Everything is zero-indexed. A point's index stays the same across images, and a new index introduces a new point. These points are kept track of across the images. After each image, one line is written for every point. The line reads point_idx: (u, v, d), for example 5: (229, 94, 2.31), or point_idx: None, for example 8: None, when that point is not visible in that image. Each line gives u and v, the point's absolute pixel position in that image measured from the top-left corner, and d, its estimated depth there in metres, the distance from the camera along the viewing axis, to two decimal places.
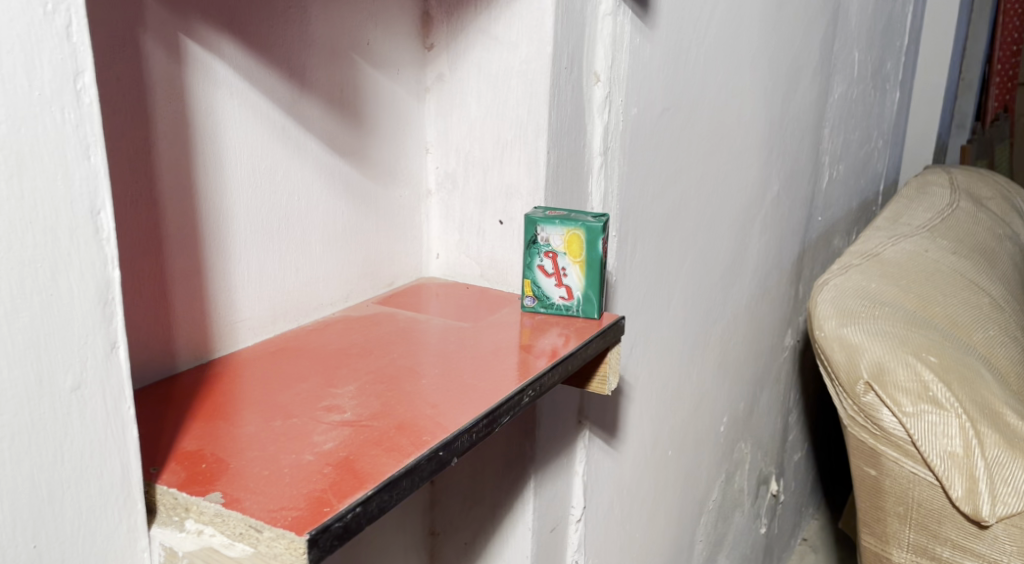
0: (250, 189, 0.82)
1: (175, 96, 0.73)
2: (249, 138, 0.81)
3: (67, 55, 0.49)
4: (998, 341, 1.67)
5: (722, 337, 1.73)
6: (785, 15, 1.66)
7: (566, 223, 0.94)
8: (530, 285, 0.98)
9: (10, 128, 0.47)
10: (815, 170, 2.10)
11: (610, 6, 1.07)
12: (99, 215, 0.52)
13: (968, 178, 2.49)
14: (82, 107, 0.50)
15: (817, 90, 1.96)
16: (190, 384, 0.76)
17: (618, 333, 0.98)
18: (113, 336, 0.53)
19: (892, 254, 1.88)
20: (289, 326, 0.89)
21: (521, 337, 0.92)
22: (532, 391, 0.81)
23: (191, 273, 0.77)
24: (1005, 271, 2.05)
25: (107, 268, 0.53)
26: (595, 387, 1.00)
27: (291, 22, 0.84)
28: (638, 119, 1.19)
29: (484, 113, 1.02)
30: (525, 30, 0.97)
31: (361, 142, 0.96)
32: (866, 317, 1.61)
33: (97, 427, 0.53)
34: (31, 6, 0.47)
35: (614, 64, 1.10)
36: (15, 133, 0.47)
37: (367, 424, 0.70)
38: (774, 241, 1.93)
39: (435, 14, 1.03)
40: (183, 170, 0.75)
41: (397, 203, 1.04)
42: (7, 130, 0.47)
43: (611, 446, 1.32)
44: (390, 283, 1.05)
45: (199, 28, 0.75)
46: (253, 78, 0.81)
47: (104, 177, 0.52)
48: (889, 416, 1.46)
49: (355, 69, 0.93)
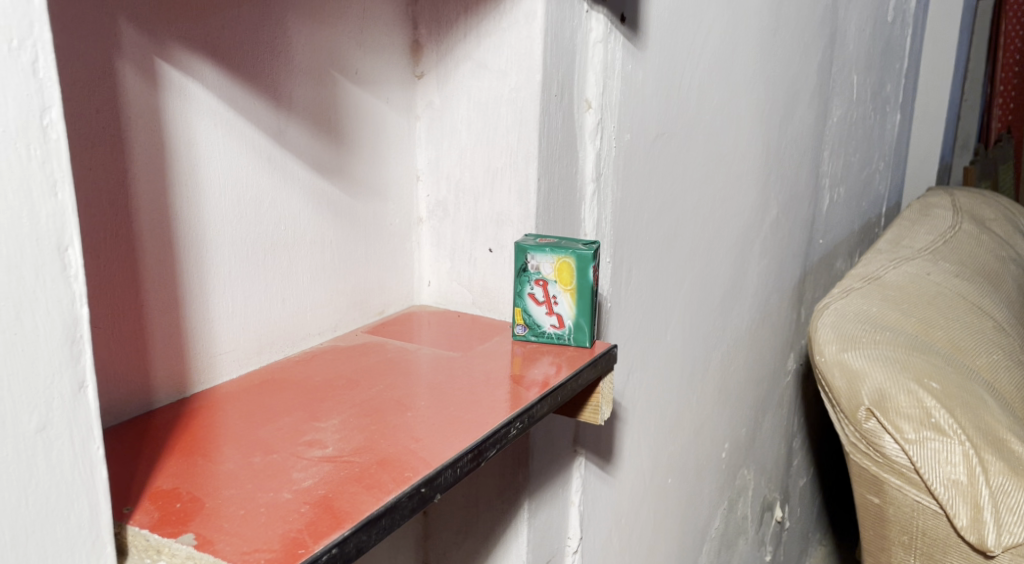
0: (234, 220, 0.81)
1: (154, 127, 0.73)
2: (233, 166, 0.80)
3: (32, 91, 0.48)
4: (1002, 365, 1.64)
5: (722, 363, 1.71)
6: (780, 39, 1.66)
7: (556, 250, 0.93)
8: (521, 314, 0.96)
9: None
10: (815, 193, 2.09)
11: (601, 33, 1.06)
12: (66, 251, 0.50)
13: (971, 200, 2.47)
14: (49, 143, 0.49)
15: (815, 113, 1.95)
16: (169, 419, 0.74)
17: (611, 362, 0.97)
18: (81, 375, 0.52)
19: (892, 278, 1.87)
20: (275, 357, 0.88)
21: (512, 367, 0.90)
22: (521, 423, 0.80)
23: (171, 306, 0.76)
24: (1009, 293, 2.03)
25: (75, 305, 0.51)
26: (588, 417, 0.98)
27: (277, 49, 0.83)
28: (630, 146, 1.18)
29: (474, 141, 1.02)
30: (514, 57, 0.96)
31: (349, 168, 0.95)
32: (867, 342, 1.59)
33: (64, 468, 0.52)
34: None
35: (606, 90, 1.09)
36: None
37: (348, 459, 0.69)
38: (774, 265, 1.91)
39: (425, 41, 1.02)
40: (163, 203, 0.74)
41: (386, 230, 1.03)
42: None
43: (608, 475, 1.30)
44: (381, 312, 1.04)
45: (179, 55, 0.74)
46: (237, 107, 0.80)
47: (72, 214, 0.50)
48: (891, 443, 1.44)
49: (345, 96, 0.93)
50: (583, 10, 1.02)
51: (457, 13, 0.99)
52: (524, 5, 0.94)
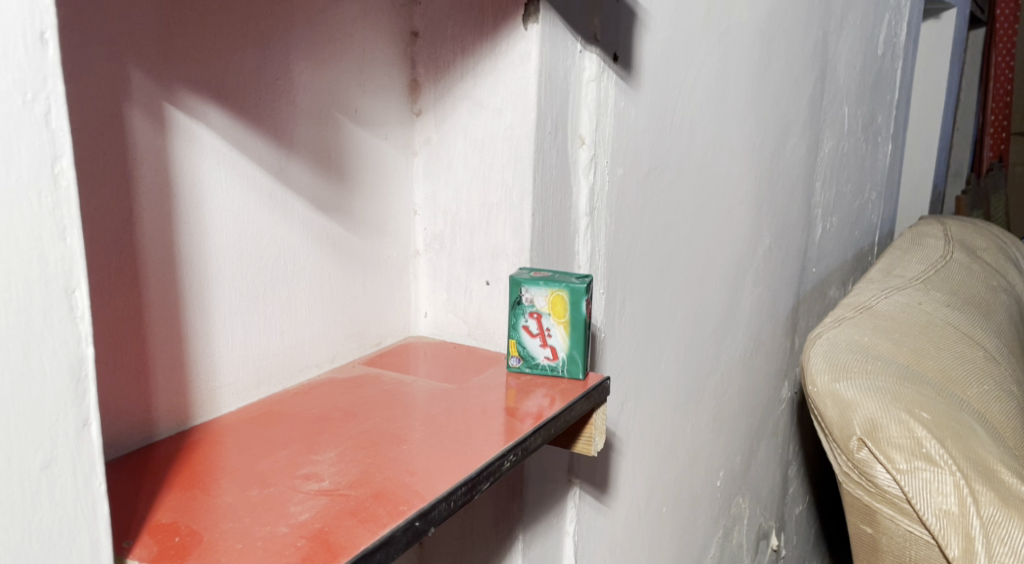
0: (236, 255, 0.83)
1: (160, 167, 0.75)
2: (236, 204, 0.82)
3: (45, 141, 0.49)
4: (994, 395, 1.66)
5: (716, 392, 1.72)
6: (771, 74, 1.69)
7: (550, 283, 0.95)
8: (515, 345, 0.98)
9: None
10: (807, 224, 2.11)
11: (594, 72, 1.08)
12: (74, 293, 0.52)
13: (963, 229, 2.50)
14: (59, 191, 0.50)
15: (806, 145, 1.98)
16: (169, 452, 0.76)
17: (603, 394, 0.98)
18: (85, 413, 0.53)
19: (884, 307, 1.89)
20: (274, 389, 0.89)
21: (506, 400, 0.92)
22: (515, 455, 0.81)
23: (173, 340, 0.78)
24: (1001, 323, 2.05)
25: (81, 345, 0.52)
26: (581, 448, 0.99)
27: (279, 89, 0.85)
28: (623, 180, 1.20)
29: (470, 176, 1.04)
30: (508, 97, 0.99)
31: (349, 203, 0.97)
32: (859, 372, 1.60)
33: (67, 504, 0.53)
34: (11, 95, 0.48)
35: (599, 127, 1.11)
36: None
37: (344, 493, 0.70)
38: (767, 295, 1.93)
39: (423, 80, 1.04)
40: (167, 240, 0.76)
41: (384, 262, 1.04)
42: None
43: (603, 505, 1.31)
44: (377, 343, 1.05)
45: (185, 97, 0.76)
46: (240, 146, 0.82)
47: (80, 257, 0.52)
48: (883, 473, 1.45)
49: (346, 135, 0.95)
50: (577, 50, 1.04)
51: (455, 53, 1.01)
52: (519, 46, 0.97)
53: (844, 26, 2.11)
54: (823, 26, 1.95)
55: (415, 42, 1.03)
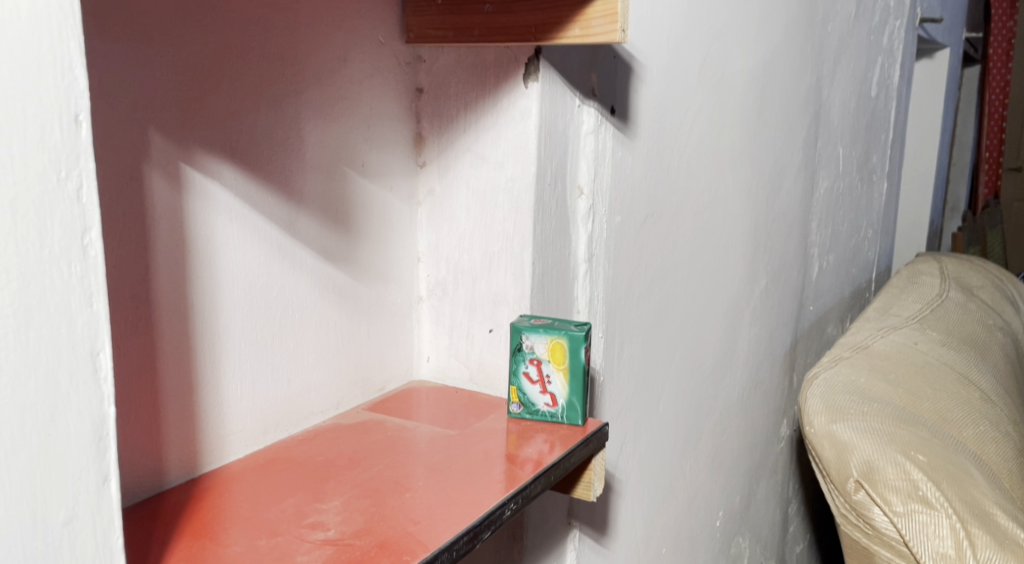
0: (246, 307, 0.85)
1: (176, 224, 0.77)
2: (247, 258, 0.85)
3: (76, 215, 0.52)
4: (990, 437, 1.68)
5: (715, 432, 1.74)
6: (766, 119, 1.73)
7: (550, 331, 0.97)
8: (516, 392, 1.00)
9: (20, 285, 0.50)
10: (804, 263, 2.14)
11: (592, 124, 1.12)
12: (98, 355, 0.54)
13: (958, 267, 2.53)
14: (88, 260, 0.53)
15: (801, 186, 2.01)
16: (178, 500, 0.78)
17: (602, 440, 1.00)
18: (106, 470, 0.55)
19: (880, 347, 1.91)
20: (280, 436, 0.91)
21: (507, 446, 0.94)
22: (515, 503, 0.83)
23: (184, 391, 0.80)
24: (996, 362, 2.07)
25: (103, 405, 0.55)
26: (580, 493, 1.01)
27: (290, 146, 0.88)
28: (621, 227, 1.23)
29: (473, 225, 1.06)
30: (509, 150, 1.02)
31: (355, 253, 1.00)
32: (855, 413, 1.62)
33: (86, 558, 0.55)
34: (46, 174, 0.51)
35: (598, 177, 1.14)
36: (24, 289, 0.50)
37: (349, 543, 0.72)
38: (765, 335, 1.95)
39: (428, 133, 1.07)
40: (181, 293, 0.79)
41: (388, 310, 1.07)
42: (16, 287, 0.50)
43: (602, 546, 1.32)
44: (381, 388, 1.07)
45: (201, 157, 0.79)
46: (252, 202, 0.85)
47: (105, 322, 0.54)
48: (880, 515, 1.46)
49: (353, 188, 0.98)
50: (575, 104, 1.08)
51: (458, 109, 1.05)
52: (519, 104, 1.00)
53: (837, 71, 2.16)
54: (816, 71, 1.99)
55: (420, 97, 1.06)
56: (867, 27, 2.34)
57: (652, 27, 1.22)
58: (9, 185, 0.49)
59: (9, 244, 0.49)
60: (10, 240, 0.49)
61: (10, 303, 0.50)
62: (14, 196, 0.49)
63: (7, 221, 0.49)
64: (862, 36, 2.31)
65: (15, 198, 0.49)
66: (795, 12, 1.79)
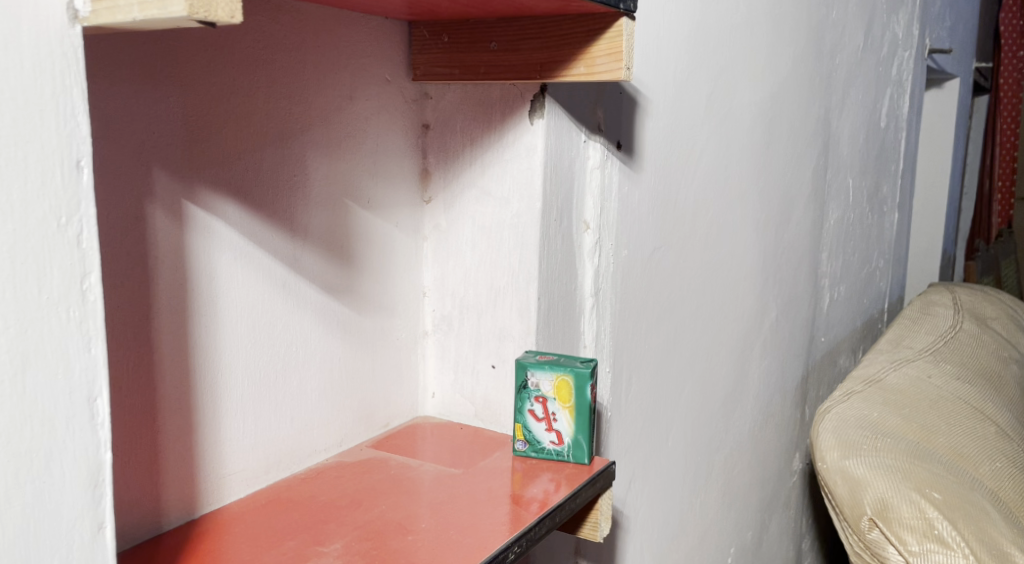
0: (248, 345, 0.85)
1: (179, 263, 0.77)
2: (250, 297, 0.85)
3: (76, 260, 0.52)
4: (1005, 474, 1.65)
5: (725, 467, 1.71)
6: (774, 150, 1.72)
7: (555, 368, 0.96)
8: (521, 429, 0.99)
9: (17, 331, 0.50)
10: (814, 294, 2.12)
11: (598, 158, 1.11)
12: (95, 401, 0.54)
13: (972, 298, 2.50)
14: (86, 304, 0.53)
15: (811, 218, 2.00)
16: (176, 544, 0.77)
17: (609, 479, 0.99)
18: (100, 517, 0.55)
19: (893, 380, 1.89)
20: (283, 474, 0.90)
21: (512, 485, 0.92)
22: (520, 546, 0.81)
23: (186, 430, 0.79)
24: (1011, 395, 2.04)
25: (99, 451, 0.55)
26: (587, 533, 0.99)
27: (295, 183, 0.88)
28: (628, 261, 1.22)
29: (478, 261, 1.06)
30: (515, 186, 1.02)
31: (359, 287, 0.99)
32: (868, 450, 1.59)
33: None
34: (46, 220, 0.51)
35: (604, 212, 1.14)
36: (22, 334, 0.50)
37: None
38: (775, 368, 1.93)
39: (433, 169, 1.07)
40: (183, 332, 0.78)
41: (392, 345, 1.06)
42: (14, 334, 0.50)
43: None
44: (386, 425, 1.06)
45: (205, 196, 0.79)
46: (256, 239, 0.85)
47: (102, 367, 0.54)
48: (895, 554, 1.43)
49: (357, 223, 0.97)
50: (580, 140, 1.08)
51: (464, 145, 1.04)
52: (525, 139, 1.00)
53: (845, 103, 2.15)
54: (824, 104, 1.99)
55: (426, 133, 1.06)
56: (876, 59, 2.33)
57: (658, 62, 1.22)
58: (8, 232, 0.49)
59: (8, 292, 0.50)
60: (9, 285, 0.50)
61: (7, 349, 0.50)
62: (14, 241, 0.50)
63: (5, 268, 0.49)
64: (871, 67, 2.31)
65: (15, 244, 0.50)
66: (802, 45, 1.79)
